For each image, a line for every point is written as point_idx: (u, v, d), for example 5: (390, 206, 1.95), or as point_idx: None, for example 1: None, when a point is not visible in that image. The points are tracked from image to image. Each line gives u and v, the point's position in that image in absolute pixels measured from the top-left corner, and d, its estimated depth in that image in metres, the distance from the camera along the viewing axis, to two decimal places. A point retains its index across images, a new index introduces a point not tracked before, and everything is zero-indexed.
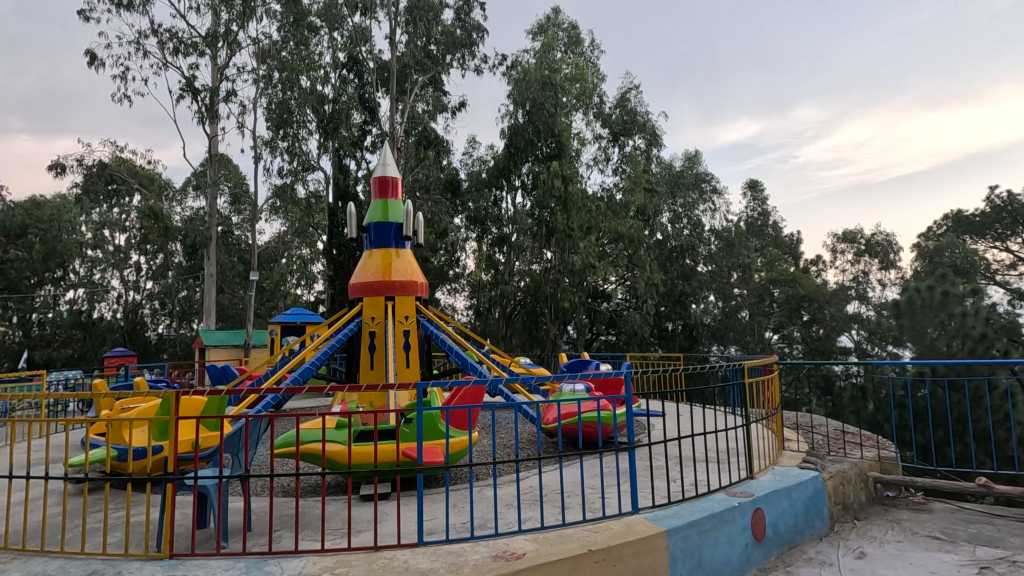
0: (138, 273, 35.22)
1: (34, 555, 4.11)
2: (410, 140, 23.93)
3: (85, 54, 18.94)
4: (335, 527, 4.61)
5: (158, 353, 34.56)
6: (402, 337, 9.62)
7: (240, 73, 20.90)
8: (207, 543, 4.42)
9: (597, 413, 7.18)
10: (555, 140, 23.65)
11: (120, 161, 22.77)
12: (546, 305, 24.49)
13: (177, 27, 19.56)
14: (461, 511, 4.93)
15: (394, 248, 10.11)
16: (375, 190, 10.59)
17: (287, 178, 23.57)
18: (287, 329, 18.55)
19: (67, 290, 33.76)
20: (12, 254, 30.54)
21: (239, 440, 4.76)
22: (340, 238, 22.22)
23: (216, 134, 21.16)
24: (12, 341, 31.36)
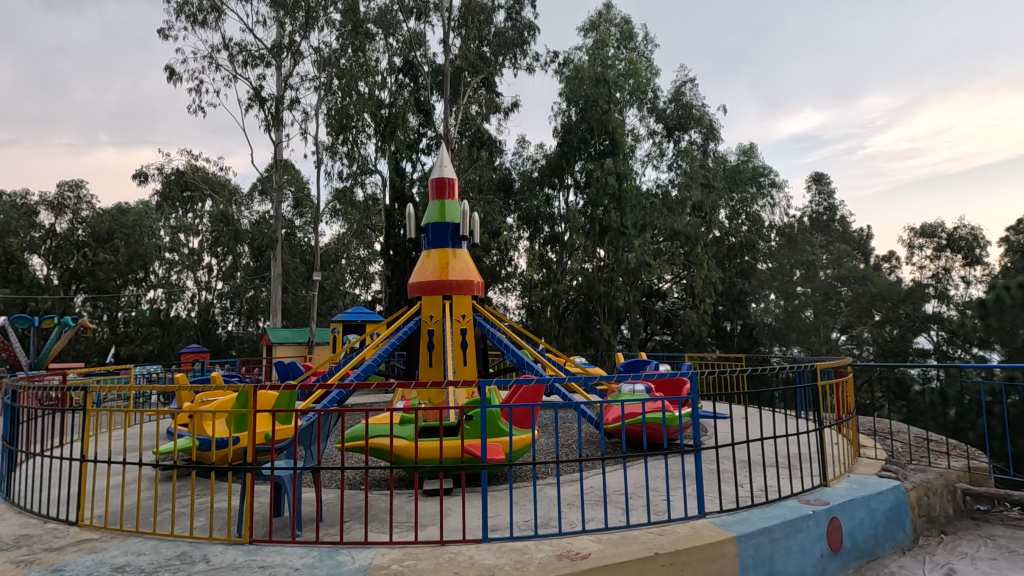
0: (210, 274, 37.36)
1: (130, 535, 4.44)
2: (463, 141, 24.24)
3: (165, 69, 20.35)
4: (401, 520, 4.73)
5: (227, 349, 36.54)
6: (460, 336, 9.78)
7: (303, 82, 21.82)
8: (284, 531, 4.64)
9: (660, 413, 7.07)
10: (608, 136, 23.43)
11: (195, 168, 24.34)
12: (599, 303, 24.29)
13: (246, 40, 20.66)
14: (523, 509, 4.95)
15: (451, 247, 10.27)
16: (431, 191, 10.78)
17: (346, 182, 24.48)
18: (348, 328, 19.21)
19: (148, 290, 36.20)
20: (101, 257, 33.16)
21: (311, 433, 4.96)
22: (397, 238, 22.71)
23: (281, 140, 22.21)
24: (100, 337, 34.03)
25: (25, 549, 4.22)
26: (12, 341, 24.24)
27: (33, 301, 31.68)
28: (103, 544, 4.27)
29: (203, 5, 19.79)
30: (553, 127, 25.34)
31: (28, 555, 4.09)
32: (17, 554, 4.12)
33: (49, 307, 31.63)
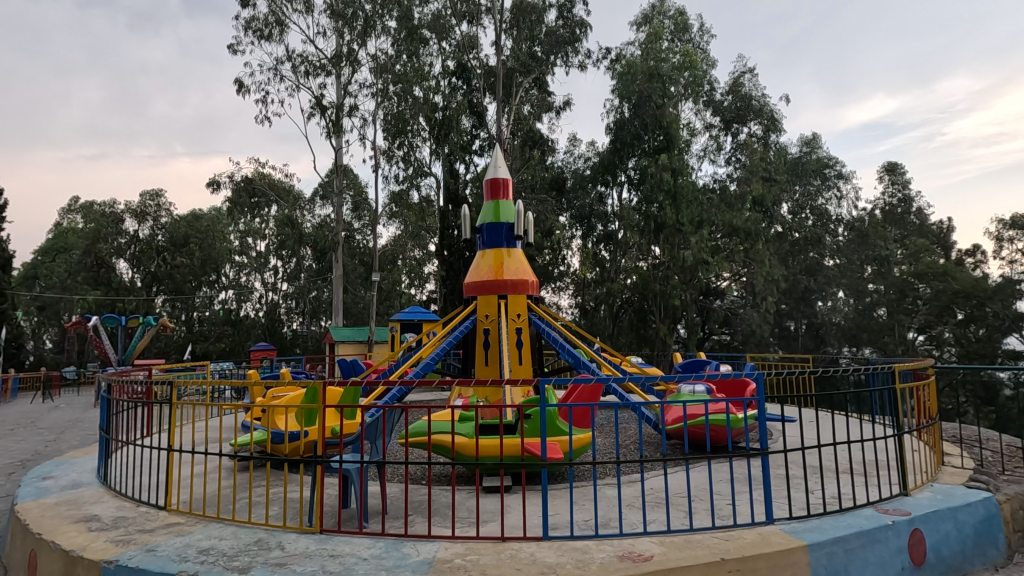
0: (276, 275, 39.20)
1: (213, 521, 4.75)
2: (516, 141, 24.35)
3: (235, 82, 21.53)
4: (463, 515, 4.82)
5: (292, 347, 38.18)
6: (515, 335, 9.84)
7: (361, 89, 22.54)
8: (351, 522, 4.84)
9: (724, 415, 6.86)
10: (663, 131, 22.92)
11: (262, 175, 25.66)
12: (654, 302, 23.81)
13: (307, 51, 21.55)
14: (582, 508, 4.93)
15: (505, 247, 10.36)
16: (486, 192, 10.88)
17: (403, 185, 25.20)
18: (405, 327, 19.70)
19: (220, 291, 38.19)
20: (179, 261, 35.54)
21: (376, 428, 5.13)
22: (452, 239, 23.01)
23: (341, 146, 23.01)
24: (178, 336, 36.41)
25: (123, 530, 4.60)
26: (104, 338, 26.35)
27: (121, 301, 34.34)
28: (189, 528, 4.59)
29: (268, 20, 20.82)
30: (606, 124, 25.07)
31: (125, 535, 4.45)
32: (115, 534, 4.48)
33: (134, 307, 34.80)
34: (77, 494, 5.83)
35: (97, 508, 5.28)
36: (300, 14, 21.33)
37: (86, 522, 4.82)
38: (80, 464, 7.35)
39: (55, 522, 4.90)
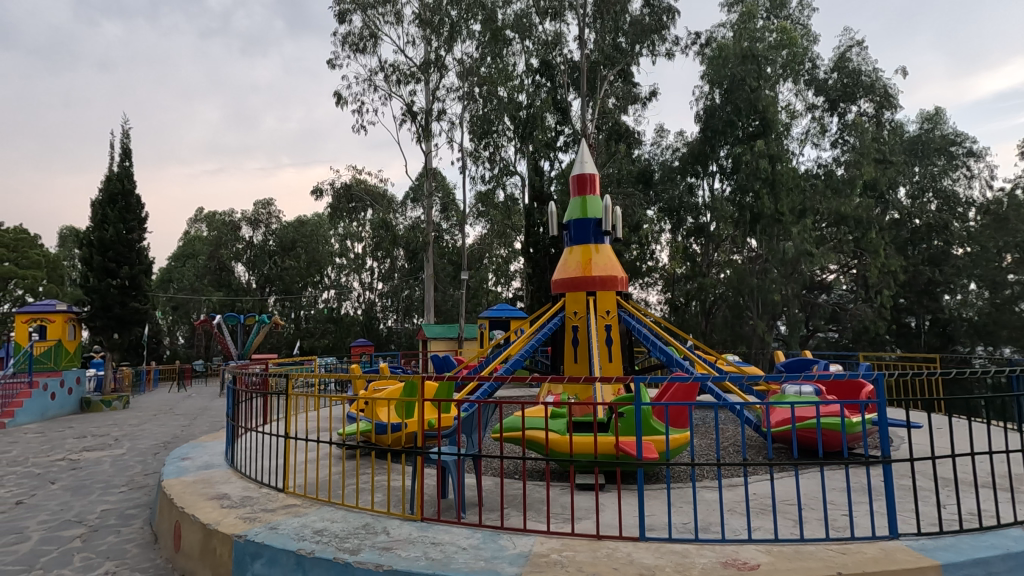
0: (372, 276, 41.41)
1: (325, 505, 5.12)
2: (601, 136, 24.12)
3: (334, 95, 23.02)
4: (557, 511, 4.84)
5: (387, 343, 40.21)
6: (604, 332, 9.71)
7: (449, 93, 23.25)
8: (450, 512, 5.02)
9: (838, 419, 6.37)
10: (758, 116, 21.65)
11: (359, 181, 27.25)
12: (751, 297, 22.53)
13: (398, 60, 22.56)
14: (681, 511, 4.77)
15: (593, 243, 10.25)
16: (572, 189, 10.81)
17: (489, 185, 25.76)
18: (494, 324, 20.12)
19: (323, 291, 40.94)
20: (287, 264, 38.64)
21: (473, 422, 5.27)
22: (537, 236, 23.16)
23: (430, 150, 23.89)
24: (288, 332, 39.54)
25: (250, 508, 5.08)
26: (225, 335, 29.06)
27: (239, 301, 37.93)
28: (305, 510, 4.97)
29: (362, 33, 22.00)
30: (695, 112, 24.07)
31: (251, 513, 4.91)
32: (242, 512, 4.96)
33: (250, 307, 38.15)
34: (210, 474, 6.51)
35: (227, 487, 5.87)
36: (391, 26, 22.37)
37: (218, 500, 5.38)
38: (211, 447, 8.21)
39: (193, 498, 5.51)
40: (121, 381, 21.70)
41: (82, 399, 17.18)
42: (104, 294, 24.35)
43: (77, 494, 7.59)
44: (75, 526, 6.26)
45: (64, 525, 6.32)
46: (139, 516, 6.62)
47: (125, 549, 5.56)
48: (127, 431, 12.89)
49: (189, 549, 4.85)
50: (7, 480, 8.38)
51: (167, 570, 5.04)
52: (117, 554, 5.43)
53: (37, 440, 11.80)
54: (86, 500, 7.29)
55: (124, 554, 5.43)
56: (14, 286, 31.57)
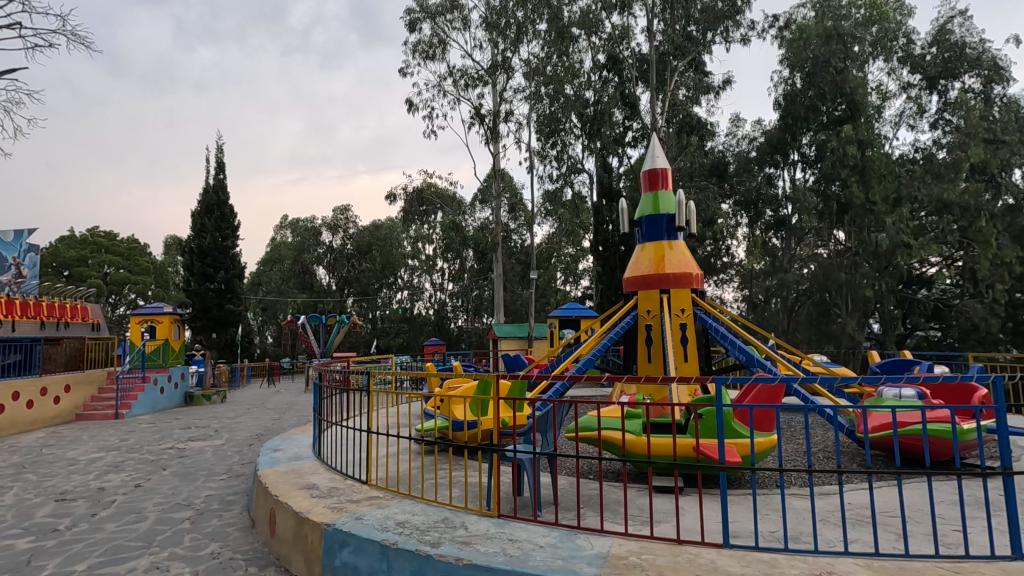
0: (443, 277, 42.46)
1: (406, 498, 5.31)
2: (671, 128, 23.47)
3: (405, 102, 23.82)
4: (635, 514, 4.75)
5: (458, 342, 41.11)
6: (679, 331, 9.43)
7: (516, 94, 23.39)
8: (526, 510, 5.06)
9: (948, 424, 5.83)
10: (845, 99, 20.23)
11: (429, 185, 28.00)
12: (839, 293, 21.07)
13: (466, 65, 22.98)
14: (768, 519, 4.54)
15: (666, 239, 9.95)
16: (643, 184, 10.55)
17: (557, 183, 25.69)
18: (563, 323, 20.04)
19: (397, 292, 42.45)
20: (364, 266, 40.39)
21: (548, 421, 5.25)
22: (605, 233, 22.82)
23: (498, 151, 24.14)
24: (365, 332, 41.35)
25: (336, 498, 5.36)
26: (309, 334, 30.80)
27: (321, 303, 40.14)
28: (387, 502, 5.18)
29: (431, 40, 22.62)
30: (773, 99, 22.88)
31: (338, 503, 5.17)
32: (331, 502, 5.23)
33: (331, 308, 40.22)
34: (300, 465, 6.92)
35: (315, 478, 6.22)
36: (459, 31, 22.83)
37: (308, 489, 5.71)
38: (300, 439, 8.75)
39: (286, 487, 5.88)
40: (218, 377, 23.56)
41: (187, 393, 18.81)
42: (204, 297, 26.57)
43: (185, 480, 8.31)
44: (184, 509, 6.86)
45: (175, 507, 6.95)
46: (238, 502, 7.16)
47: (227, 532, 6.02)
48: (225, 423, 13.98)
49: (284, 535, 5.18)
50: (127, 465, 9.31)
51: (265, 553, 5.41)
52: (220, 536, 5.90)
53: (150, 430, 13.04)
54: (193, 486, 7.97)
55: (227, 536, 5.88)
56: (128, 290, 35.02)
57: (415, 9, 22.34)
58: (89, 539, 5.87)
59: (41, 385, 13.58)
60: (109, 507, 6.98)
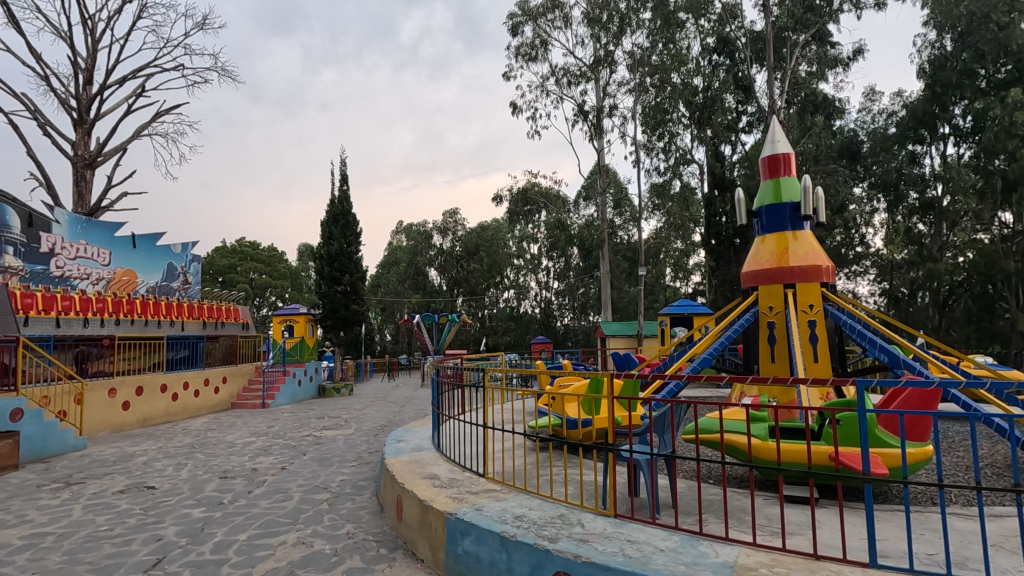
0: (549, 275, 42.93)
1: (522, 492, 5.44)
2: (792, 110, 21.67)
3: (510, 106, 24.37)
4: (764, 524, 4.47)
5: (564, 341, 41.33)
6: (807, 329, 8.71)
7: (620, 88, 22.93)
8: (644, 512, 4.95)
9: None
10: (1010, 59, 17.45)
11: (533, 185, 28.34)
12: (1006, 284, 18.26)
13: (569, 63, 22.97)
14: (923, 539, 4.05)
15: (790, 230, 9.22)
16: (762, 172, 9.84)
17: (665, 176, 24.86)
18: (675, 321, 19.31)
19: (504, 291, 43.56)
20: (472, 267, 41.82)
21: (665, 422, 5.08)
22: (717, 225, 21.59)
23: (602, 147, 23.84)
24: (474, 330, 42.81)
25: (457, 489, 5.62)
26: (424, 334, 32.48)
27: (434, 302, 42.09)
28: (504, 495, 5.33)
29: (534, 42, 22.85)
30: (916, 67, 20.31)
31: (459, 494, 5.41)
32: (452, 492, 5.50)
33: (443, 308, 42.15)
34: (422, 455, 7.34)
35: (436, 468, 6.57)
36: (560, 30, 22.91)
37: (430, 480, 6.04)
38: (421, 432, 9.27)
39: (410, 476, 6.26)
40: (346, 372, 25.65)
41: (320, 386, 20.70)
42: (333, 298, 29.12)
43: (323, 465, 9.16)
44: (323, 491, 7.57)
45: (316, 489, 7.69)
46: (369, 487, 7.75)
47: (360, 515, 6.56)
48: (353, 414, 15.20)
49: (410, 520, 5.52)
50: (275, 450, 10.47)
51: (393, 536, 5.81)
52: (355, 517, 6.44)
53: (292, 419, 14.54)
54: (329, 470, 8.76)
55: (360, 518, 6.39)
56: (269, 294, 39.31)
57: (517, 12, 22.68)
58: (248, 513, 6.69)
59: (205, 376, 15.65)
60: (262, 486, 7.89)
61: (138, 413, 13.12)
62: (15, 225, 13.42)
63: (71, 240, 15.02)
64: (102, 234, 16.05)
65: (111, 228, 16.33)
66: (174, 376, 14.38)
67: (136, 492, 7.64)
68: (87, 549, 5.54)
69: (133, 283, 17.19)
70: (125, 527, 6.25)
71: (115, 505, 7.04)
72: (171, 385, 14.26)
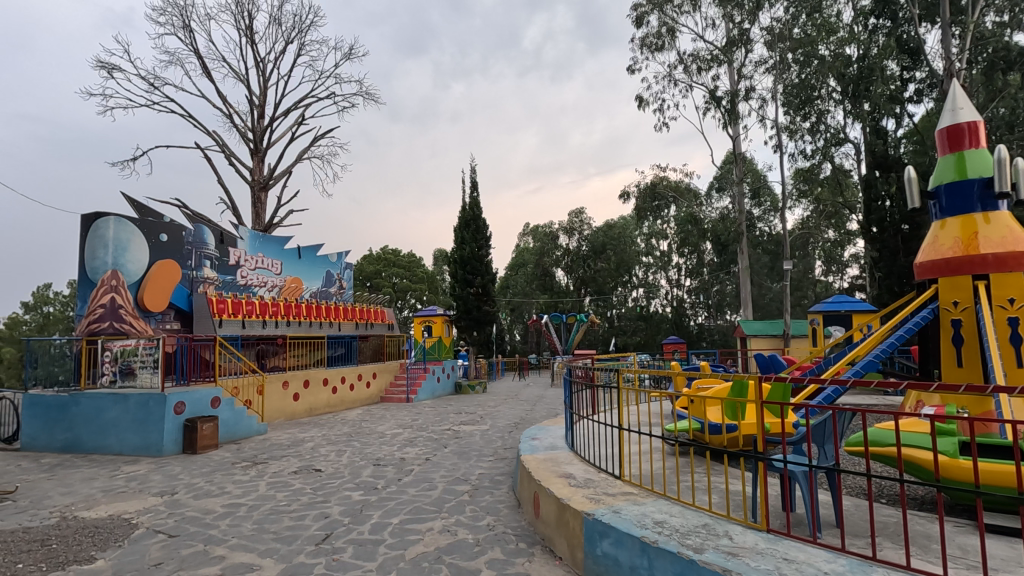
0: (680, 272, 41.29)
1: (660, 497, 5.25)
2: (976, 70, 18.47)
3: (636, 100, 23.72)
4: (957, 554, 3.85)
5: (699, 341, 39.39)
6: (1006, 328, 7.29)
7: (757, 68, 21.22)
8: (801, 529, 4.52)
9: None
10: None
11: (662, 179, 27.32)
12: None
13: (698, 48, 21.79)
14: None
15: (980, 211, 7.81)
16: (938, 146, 8.54)
17: (813, 159, 22.56)
18: (830, 319, 17.38)
19: (633, 289, 42.64)
20: (599, 266, 41.45)
21: (825, 431, 4.62)
22: (879, 210, 18.93)
23: (739, 133, 22.24)
24: (603, 330, 42.27)
25: (593, 489, 5.58)
26: (552, 334, 32.77)
27: (562, 302, 42.22)
28: (642, 499, 5.20)
29: (660, 31, 22.01)
30: None
31: (595, 495, 5.37)
32: (588, 492, 5.48)
33: (571, 308, 42.22)
34: (556, 454, 7.42)
35: (571, 467, 6.58)
36: (688, 14, 21.84)
37: (566, 478, 6.08)
38: (553, 430, 9.38)
39: (546, 474, 6.34)
40: (479, 370, 26.77)
41: (456, 383, 21.87)
42: (466, 300, 30.59)
43: (462, 458, 9.66)
44: (463, 483, 7.98)
45: (458, 481, 8.13)
46: (505, 482, 8.01)
47: (499, 508, 6.80)
48: (488, 411, 15.86)
49: (547, 517, 5.59)
50: (420, 441, 11.24)
51: (531, 532, 5.93)
52: (493, 510, 6.68)
53: (433, 413, 15.55)
54: (469, 463, 9.22)
55: (499, 512, 6.62)
56: (410, 297, 42.39)
57: (642, 3, 21.98)
58: (399, 498, 7.26)
59: (358, 372, 17.32)
60: (410, 475, 8.52)
61: (306, 403, 14.89)
62: (210, 243, 15.72)
63: (252, 253, 17.55)
64: (276, 248, 18.57)
65: (281, 241, 18.78)
66: (334, 370, 16.11)
67: (307, 474, 8.68)
68: (271, 521, 6.40)
69: (300, 289, 19.65)
70: (299, 503, 7.12)
71: (291, 484, 8.07)
72: (332, 379, 15.99)
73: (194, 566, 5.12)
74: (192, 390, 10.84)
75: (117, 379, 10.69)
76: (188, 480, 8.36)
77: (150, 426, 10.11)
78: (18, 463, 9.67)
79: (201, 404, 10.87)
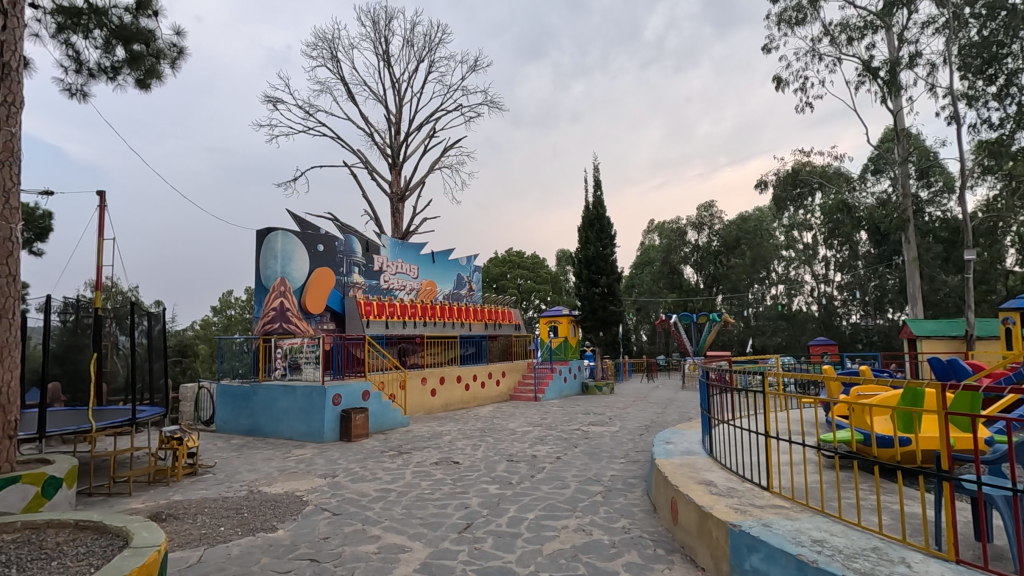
0: (828, 266, 37.42)
1: (817, 513, 4.78)
2: None
3: (773, 81, 21.80)
4: None
5: (853, 343, 35.33)
6: None
7: (925, 29, 18.47)
8: (1001, 565, 3.84)
9: None
10: None
11: (805, 164, 24.85)
12: None
13: (847, 16, 19.53)
14: None
15: None
16: None
17: (1001, 129, 19.15)
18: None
19: (771, 287, 39.33)
20: (733, 262, 38.87)
21: None
22: None
23: (901, 107, 19.57)
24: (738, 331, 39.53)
25: (738, 499, 5.25)
26: (682, 334, 31.26)
27: (691, 302, 40.12)
28: (796, 514, 4.78)
29: (800, 3, 20.10)
30: None
31: (740, 505, 5.05)
32: (732, 502, 5.16)
33: (701, 307, 39.96)
34: (693, 459, 7.09)
35: (711, 474, 6.25)
36: None
37: (706, 486, 5.78)
38: (688, 434, 8.98)
39: (684, 479, 6.08)
40: (606, 371, 26.50)
41: (583, 384, 21.86)
42: (592, 300, 30.41)
43: (594, 458, 9.63)
44: (596, 483, 7.95)
45: (590, 481, 8.12)
46: (639, 485, 7.82)
47: (633, 511, 6.68)
48: (617, 413, 15.61)
49: (687, 525, 5.36)
50: (550, 440, 11.41)
51: (669, 538, 5.73)
52: (628, 513, 6.57)
53: (561, 413, 15.68)
54: (600, 464, 9.16)
55: (634, 515, 6.49)
56: (534, 297, 43.08)
57: None
58: (533, 495, 7.44)
59: (488, 370, 18.04)
60: (542, 472, 8.68)
61: (443, 399, 15.84)
62: (358, 251, 17.32)
63: (393, 259, 19.04)
64: (413, 253, 20.00)
65: (418, 247, 20.16)
66: (466, 368, 16.92)
67: (447, 465, 9.22)
68: (419, 507, 6.90)
69: (435, 292, 20.94)
70: (441, 493, 7.59)
71: (433, 474, 8.64)
72: (464, 376, 16.82)
73: (355, 543, 5.69)
74: (347, 384, 12.05)
75: (286, 373, 12.34)
76: (346, 465, 9.31)
77: (314, 416, 11.41)
78: (216, 442, 11.47)
79: (354, 396, 12.05)
